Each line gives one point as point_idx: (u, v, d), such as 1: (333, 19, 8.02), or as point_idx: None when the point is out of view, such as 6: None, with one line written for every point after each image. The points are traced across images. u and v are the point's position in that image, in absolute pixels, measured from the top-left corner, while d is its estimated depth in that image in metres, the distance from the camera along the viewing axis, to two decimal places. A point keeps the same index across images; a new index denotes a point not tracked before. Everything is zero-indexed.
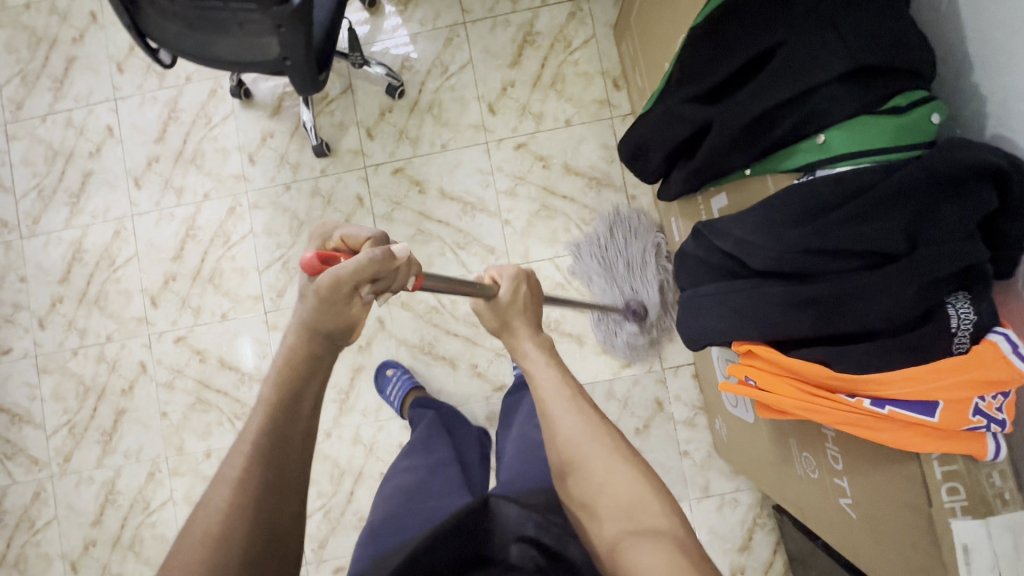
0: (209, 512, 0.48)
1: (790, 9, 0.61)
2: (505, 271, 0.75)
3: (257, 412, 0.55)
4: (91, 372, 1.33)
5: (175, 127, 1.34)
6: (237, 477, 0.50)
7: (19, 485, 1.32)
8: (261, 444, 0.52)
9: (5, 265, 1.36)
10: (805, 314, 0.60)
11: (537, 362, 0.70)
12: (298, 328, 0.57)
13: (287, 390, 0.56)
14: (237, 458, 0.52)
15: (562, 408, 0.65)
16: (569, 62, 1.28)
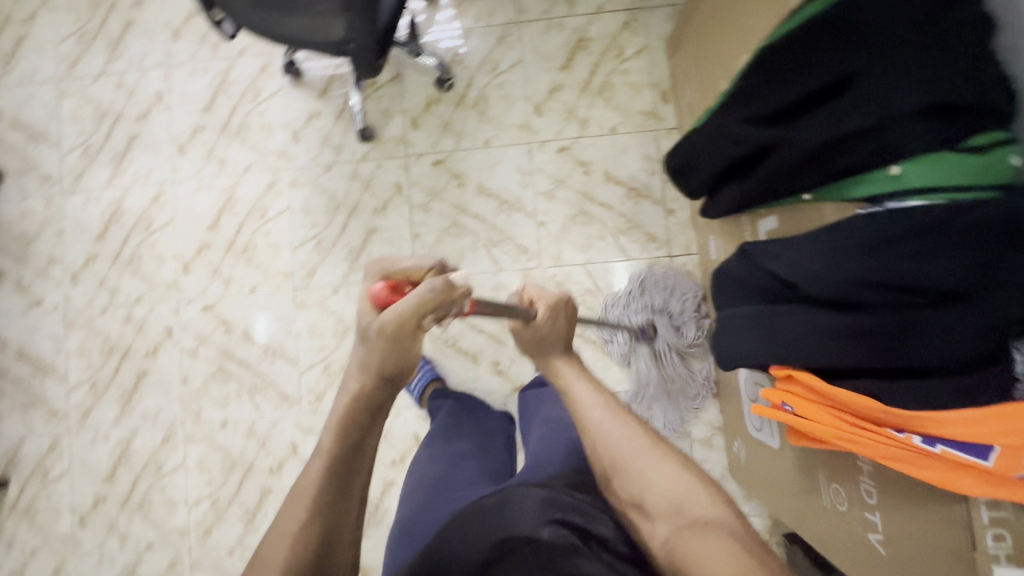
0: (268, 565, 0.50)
1: (868, 36, 0.59)
2: (544, 295, 0.78)
3: (315, 458, 0.55)
4: (117, 331, 1.34)
5: (224, 98, 1.35)
6: (294, 533, 0.51)
7: (36, 435, 1.34)
8: (319, 500, 0.52)
9: (45, 218, 1.38)
10: (857, 344, 0.61)
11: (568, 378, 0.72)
12: (361, 373, 0.56)
13: (344, 443, 0.55)
14: (296, 511, 0.52)
15: (597, 420, 0.65)
16: (619, 70, 1.27)
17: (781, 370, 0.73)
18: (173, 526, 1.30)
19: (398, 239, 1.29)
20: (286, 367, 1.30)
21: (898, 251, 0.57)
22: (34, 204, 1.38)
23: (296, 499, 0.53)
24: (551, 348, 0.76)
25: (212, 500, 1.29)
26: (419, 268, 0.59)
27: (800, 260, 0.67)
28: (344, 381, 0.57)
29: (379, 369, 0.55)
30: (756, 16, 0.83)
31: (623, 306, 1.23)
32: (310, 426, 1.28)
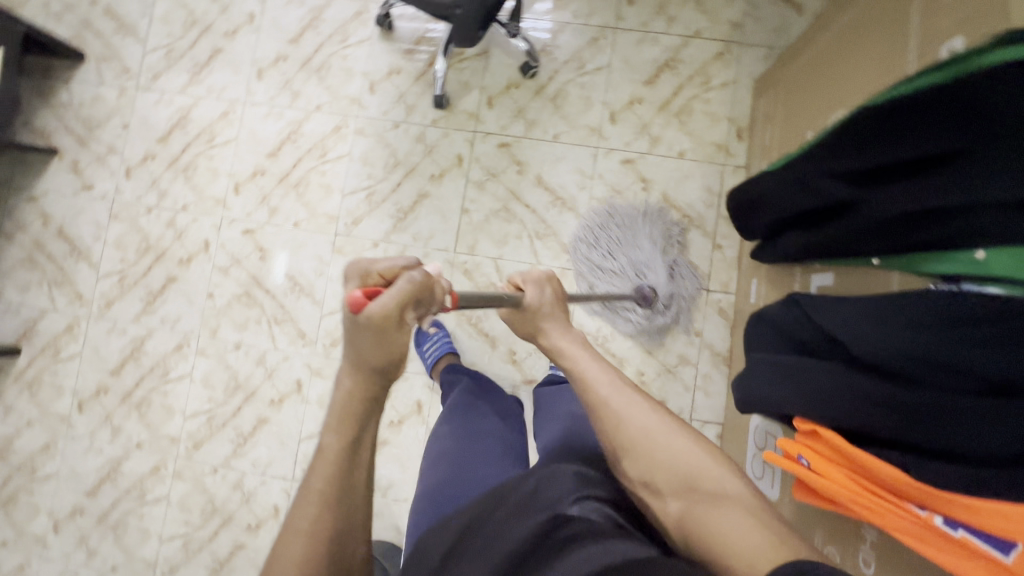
0: (283, 567, 0.50)
1: (969, 114, 0.58)
2: (528, 276, 0.76)
3: (319, 461, 0.53)
4: (157, 233, 1.37)
5: (312, 34, 1.37)
6: (308, 528, 0.51)
7: (56, 313, 1.37)
8: (329, 495, 0.52)
9: (114, 108, 1.40)
10: (892, 415, 0.62)
11: (576, 356, 0.70)
12: (351, 368, 0.50)
13: (352, 435, 0.53)
14: (307, 510, 0.51)
15: (608, 399, 0.64)
16: (701, 98, 1.27)
17: (806, 425, 0.73)
18: (166, 432, 1.32)
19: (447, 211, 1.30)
20: (310, 307, 1.31)
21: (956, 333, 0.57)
22: (106, 92, 1.41)
23: (305, 495, 0.52)
24: (559, 333, 0.73)
25: (209, 416, 1.32)
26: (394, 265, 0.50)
27: (854, 323, 0.68)
28: (336, 376, 0.52)
29: (365, 363, 0.49)
30: (864, 76, 0.84)
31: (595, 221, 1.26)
32: (319, 368, 1.30)
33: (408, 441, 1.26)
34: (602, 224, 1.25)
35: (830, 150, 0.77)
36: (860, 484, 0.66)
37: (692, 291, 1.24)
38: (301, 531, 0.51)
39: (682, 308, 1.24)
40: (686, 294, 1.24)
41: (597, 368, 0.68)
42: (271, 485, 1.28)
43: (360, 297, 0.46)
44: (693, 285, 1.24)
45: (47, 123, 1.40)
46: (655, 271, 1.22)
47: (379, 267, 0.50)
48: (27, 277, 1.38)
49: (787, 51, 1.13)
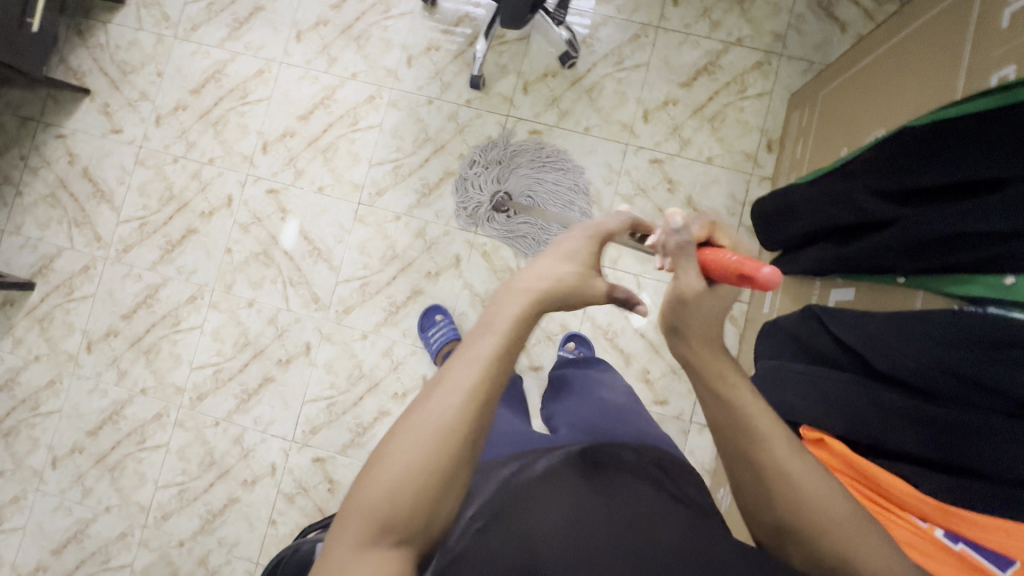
0: (397, 459, 0.40)
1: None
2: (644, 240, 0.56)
3: (481, 338, 0.43)
4: (182, 184, 1.37)
5: (355, 2, 1.36)
6: (439, 427, 0.40)
7: (74, 253, 1.37)
8: (481, 391, 0.41)
9: (150, 55, 1.40)
10: (910, 429, 0.64)
11: (755, 408, 0.50)
12: (533, 291, 0.46)
13: (515, 338, 0.44)
14: (439, 403, 0.41)
15: (777, 471, 0.48)
16: (736, 105, 1.28)
17: (812, 433, 0.75)
18: (172, 381, 1.33)
19: (474, 190, 1.29)
20: (326, 272, 1.32)
21: (978, 353, 0.59)
22: (144, 38, 1.40)
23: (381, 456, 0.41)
24: (717, 361, 0.52)
25: (216, 369, 1.32)
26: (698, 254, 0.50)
27: (877, 334, 0.70)
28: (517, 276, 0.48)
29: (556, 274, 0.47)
30: (909, 96, 0.84)
31: (472, 174, 1.30)
32: (329, 333, 1.31)
33: None
34: (480, 175, 1.29)
35: (874, 165, 0.78)
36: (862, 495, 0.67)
37: (578, 182, 1.29)
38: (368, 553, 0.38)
39: (586, 202, 1.29)
40: (581, 189, 1.29)
41: (773, 425, 0.50)
42: (270, 443, 1.29)
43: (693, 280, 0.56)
44: (580, 177, 1.29)
45: (82, 63, 1.41)
46: (550, 194, 1.28)
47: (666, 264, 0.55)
48: (48, 214, 1.38)
49: (828, 68, 1.14)
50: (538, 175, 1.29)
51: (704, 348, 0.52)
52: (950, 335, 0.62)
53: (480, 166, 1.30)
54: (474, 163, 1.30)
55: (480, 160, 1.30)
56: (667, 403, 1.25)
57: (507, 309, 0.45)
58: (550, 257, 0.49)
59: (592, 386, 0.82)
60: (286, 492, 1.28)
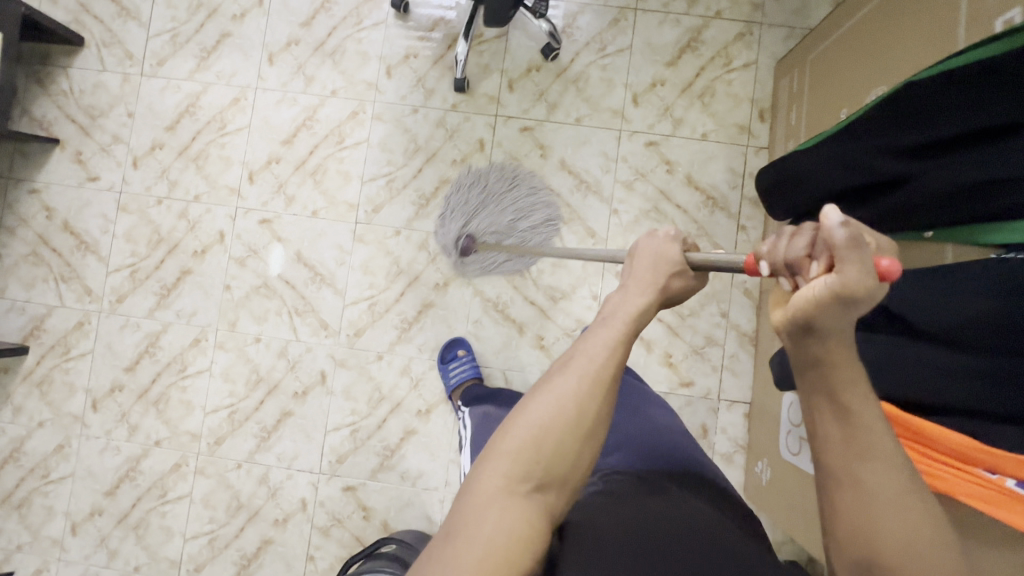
0: (533, 422, 0.51)
1: None
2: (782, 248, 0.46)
3: (606, 330, 0.55)
4: (169, 225, 1.32)
5: (325, 17, 1.32)
6: (570, 404, 0.51)
7: (65, 310, 1.32)
8: (606, 378, 0.52)
9: (117, 96, 1.35)
10: (968, 384, 0.63)
11: (874, 429, 0.42)
12: (645, 290, 0.57)
13: (632, 334, 0.55)
14: (574, 379, 0.52)
15: (883, 497, 0.41)
16: (723, 79, 1.27)
17: None
18: (186, 428, 1.29)
19: (445, 229, 1.26)
20: (332, 297, 1.29)
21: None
22: (109, 79, 1.35)
23: (519, 417, 0.52)
24: (834, 370, 0.42)
25: (230, 411, 1.28)
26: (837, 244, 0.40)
27: (914, 294, 0.70)
28: (629, 283, 0.59)
29: (659, 281, 0.58)
30: (904, 52, 0.84)
31: (441, 215, 1.28)
32: (343, 359, 1.27)
33: (437, 429, 1.25)
34: (448, 213, 1.27)
35: (882, 124, 0.77)
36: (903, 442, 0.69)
37: (543, 198, 1.28)
38: (504, 495, 0.49)
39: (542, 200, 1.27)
40: (532, 193, 1.27)
41: (897, 449, 0.42)
42: (297, 478, 1.26)
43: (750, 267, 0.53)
44: (522, 182, 1.27)
45: (47, 112, 1.35)
46: (520, 217, 1.26)
47: (781, 251, 0.47)
48: (31, 273, 1.33)
49: (811, 32, 1.14)
50: (482, 208, 1.26)
51: (842, 345, 0.42)
52: (991, 285, 0.62)
53: (446, 205, 1.28)
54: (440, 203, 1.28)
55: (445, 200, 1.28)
56: (692, 384, 1.25)
57: (626, 305, 0.56)
58: (653, 258, 0.60)
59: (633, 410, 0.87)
60: (320, 525, 1.25)
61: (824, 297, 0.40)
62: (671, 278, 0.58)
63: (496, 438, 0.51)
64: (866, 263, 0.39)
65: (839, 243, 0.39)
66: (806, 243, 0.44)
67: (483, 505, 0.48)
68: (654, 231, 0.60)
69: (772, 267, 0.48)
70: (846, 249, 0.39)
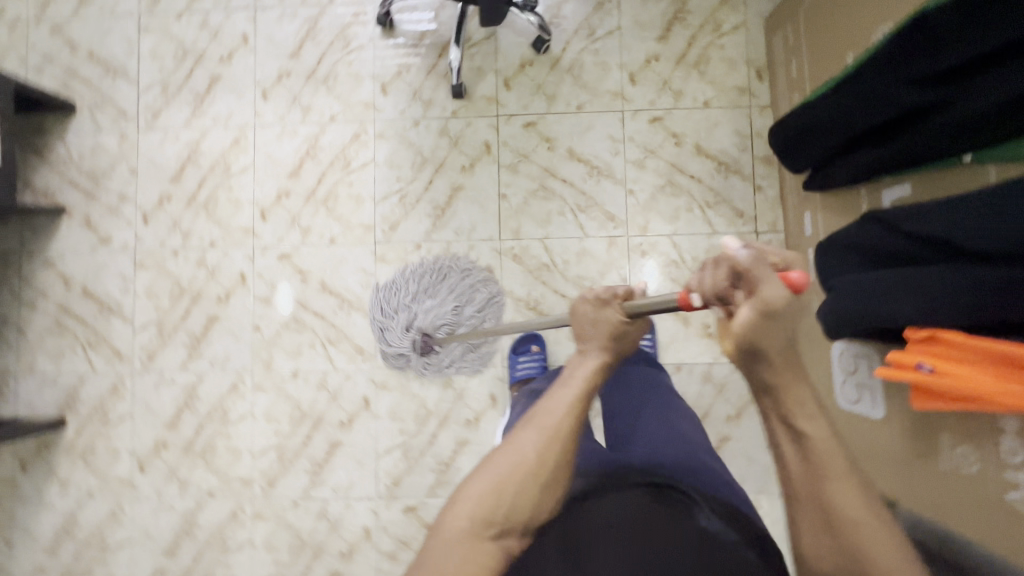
0: (496, 472, 0.61)
1: None
2: (704, 280, 0.52)
3: (561, 393, 0.65)
4: (189, 275, 1.31)
5: (312, 45, 1.33)
6: (531, 458, 0.61)
7: (97, 376, 1.31)
8: (561, 434, 0.62)
9: (117, 155, 1.34)
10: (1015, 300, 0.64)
11: (827, 448, 0.50)
12: (598, 352, 0.66)
13: (586, 395, 0.64)
14: (530, 436, 0.62)
15: (844, 510, 0.49)
16: (716, 45, 1.27)
17: (921, 332, 0.75)
18: (237, 475, 1.27)
19: (391, 341, 1.26)
20: (363, 321, 1.28)
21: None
22: (107, 139, 1.34)
23: (483, 469, 0.62)
24: (787, 386, 0.51)
25: (279, 450, 1.27)
26: (750, 268, 0.48)
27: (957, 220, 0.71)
28: (584, 347, 0.67)
29: (611, 340, 0.66)
30: None
31: (383, 327, 1.27)
32: (383, 381, 1.27)
33: (489, 436, 1.24)
34: (389, 324, 1.26)
35: (899, 57, 0.77)
36: (982, 361, 0.68)
37: (476, 279, 1.27)
38: (466, 535, 0.58)
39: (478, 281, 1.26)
40: (464, 275, 1.27)
41: (846, 466, 0.50)
42: (356, 507, 1.25)
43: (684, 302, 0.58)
44: (455, 268, 1.27)
45: (49, 182, 1.34)
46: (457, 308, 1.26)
47: (706, 285, 0.52)
48: (58, 345, 1.32)
49: None
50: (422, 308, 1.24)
51: (788, 370, 0.50)
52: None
53: (385, 314, 1.27)
54: (379, 312, 1.27)
55: (383, 308, 1.27)
56: None
57: (581, 367, 0.66)
58: (596, 320, 0.66)
59: (642, 416, 0.87)
60: (387, 551, 1.23)
61: (754, 317, 0.48)
62: (615, 335, 0.66)
63: (461, 484, 0.62)
64: (776, 281, 0.47)
65: (751, 267, 0.48)
66: (726, 276, 0.50)
67: (449, 543, 0.58)
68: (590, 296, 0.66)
69: (703, 300, 0.53)
70: (762, 270, 0.48)
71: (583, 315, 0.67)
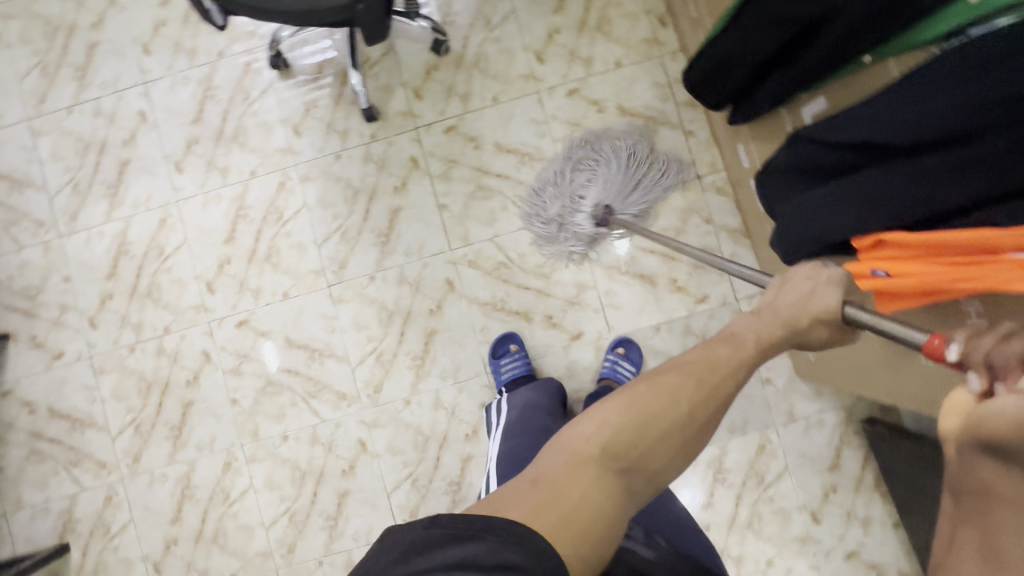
0: (641, 400, 0.58)
1: None
2: (985, 349, 0.45)
3: (722, 347, 0.66)
4: (152, 367, 1.28)
5: (213, 105, 1.29)
6: (681, 412, 0.58)
7: (87, 492, 1.27)
8: (716, 392, 0.61)
9: (47, 267, 1.29)
10: (971, 177, 0.61)
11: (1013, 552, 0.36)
12: (775, 326, 0.68)
13: (745, 359, 0.65)
14: (680, 378, 0.60)
15: None
16: (612, 3, 1.26)
17: (867, 240, 0.75)
18: (254, 550, 1.25)
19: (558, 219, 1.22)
20: (338, 366, 1.26)
21: (1009, 64, 0.55)
22: (31, 254, 1.30)
23: (626, 393, 0.60)
24: (992, 509, 0.38)
25: (289, 515, 1.25)
26: None
27: (874, 120, 0.70)
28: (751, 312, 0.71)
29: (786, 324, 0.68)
30: None
31: (540, 212, 1.23)
32: (374, 419, 1.25)
33: None
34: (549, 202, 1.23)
35: None
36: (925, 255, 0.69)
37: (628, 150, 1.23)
38: (591, 458, 0.54)
39: (627, 148, 1.22)
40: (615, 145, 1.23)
41: None
42: None
43: (934, 349, 0.52)
44: (616, 144, 1.23)
45: None
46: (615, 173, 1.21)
47: (984, 348, 0.45)
48: (39, 471, 1.28)
49: None
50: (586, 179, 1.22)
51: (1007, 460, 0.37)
52: (951, 72, 0.61)
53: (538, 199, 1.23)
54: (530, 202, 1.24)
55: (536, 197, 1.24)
56: (708, 297, 1.24)
57: (748, 333, 0.68)
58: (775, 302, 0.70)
59: None
60: None
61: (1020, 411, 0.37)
62: None
63: (595, 405, 0.59)
64: None
65: None
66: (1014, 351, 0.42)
67: (565, 461, 0.55)
68: (819, 275, 0.80)
69: (968, 359, 0.47)
70: None
71: (800, 282, 0.83)
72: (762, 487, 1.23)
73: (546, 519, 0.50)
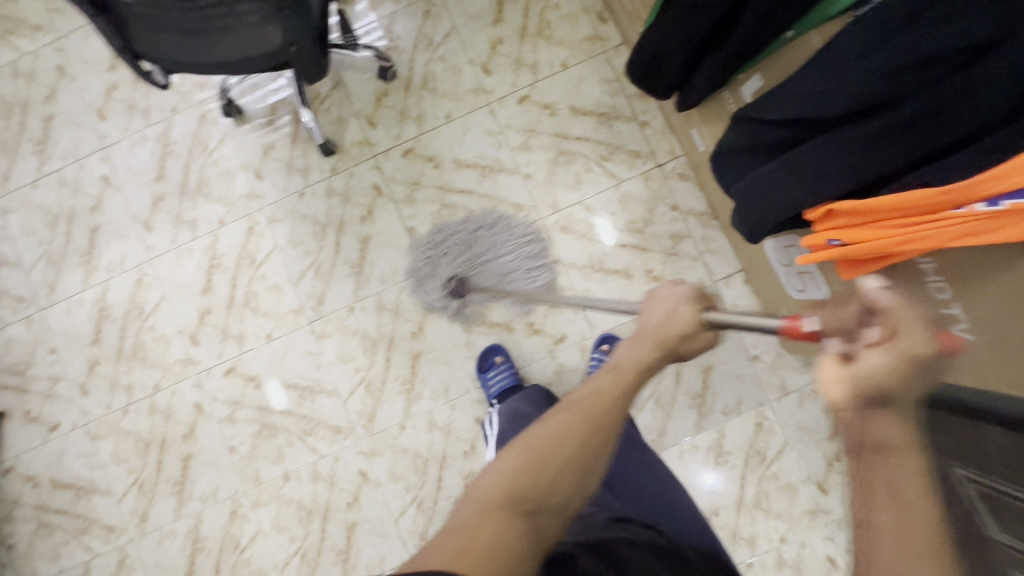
0: (534, 441, 0.56)
1: None
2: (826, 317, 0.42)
3: (605, 376, 0.61)
4: (147, 425, 1.29)
5: (173, 160, 1.30)
6: (574, 445, 0.55)
7: (100, 557, 1.28)
8: (603, 422, 0.57)
9: (32, 341, 1.31)
10: (902, 138, 0.63)
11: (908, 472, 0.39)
12: (652, 344, 0.60)
13: (637, 381, 0.60)
14: (567, 415, 0.58)
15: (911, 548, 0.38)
16: (550, 7, 1.27)
17: (817, 211, 0.73)
18: None
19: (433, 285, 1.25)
20: (329, 401, 1.27)
21: (918, 24, 0.59)
22: (15, 330, 1.31)
23: (523, 437, 0.57)
24: (899, 457, 0.39)
25: (301, 555, 1.25)
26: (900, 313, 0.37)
27: (807, 92, 0.70)
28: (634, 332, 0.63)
29: (669, 345, 0.60)
30: None
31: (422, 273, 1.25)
32: (371, 448, 1.25)
33: None
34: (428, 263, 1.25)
35: None
36: (872, 221, 0.69)
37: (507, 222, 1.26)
38: (494, 505, 0.51)
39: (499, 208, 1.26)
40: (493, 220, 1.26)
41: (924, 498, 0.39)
42: None
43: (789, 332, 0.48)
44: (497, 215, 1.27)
45: None
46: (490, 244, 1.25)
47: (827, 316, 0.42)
48: (51, 543, 1.29)
49: None
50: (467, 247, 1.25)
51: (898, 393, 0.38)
52: (873, 35, 0.63)
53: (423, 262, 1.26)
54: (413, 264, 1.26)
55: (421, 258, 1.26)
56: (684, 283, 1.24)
57: (634, 355, 0.61)
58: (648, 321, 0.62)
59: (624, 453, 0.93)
60: None
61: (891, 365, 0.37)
62: (678, 341, 0.59)
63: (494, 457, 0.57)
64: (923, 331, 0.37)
65: (891, 308, 0.37)
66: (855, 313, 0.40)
67: (473, 511, 0.52)
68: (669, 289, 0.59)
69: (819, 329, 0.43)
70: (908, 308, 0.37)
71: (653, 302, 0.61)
72: (765, 464, 1.23)
73: (465, 565, 0.46)
